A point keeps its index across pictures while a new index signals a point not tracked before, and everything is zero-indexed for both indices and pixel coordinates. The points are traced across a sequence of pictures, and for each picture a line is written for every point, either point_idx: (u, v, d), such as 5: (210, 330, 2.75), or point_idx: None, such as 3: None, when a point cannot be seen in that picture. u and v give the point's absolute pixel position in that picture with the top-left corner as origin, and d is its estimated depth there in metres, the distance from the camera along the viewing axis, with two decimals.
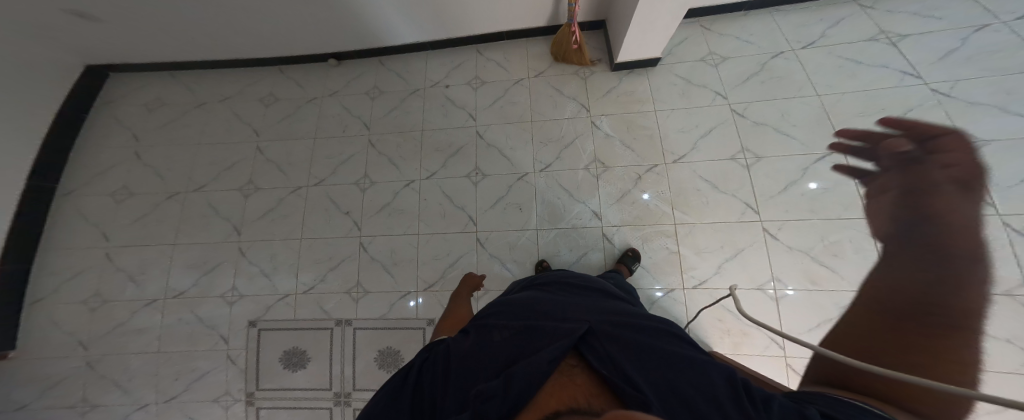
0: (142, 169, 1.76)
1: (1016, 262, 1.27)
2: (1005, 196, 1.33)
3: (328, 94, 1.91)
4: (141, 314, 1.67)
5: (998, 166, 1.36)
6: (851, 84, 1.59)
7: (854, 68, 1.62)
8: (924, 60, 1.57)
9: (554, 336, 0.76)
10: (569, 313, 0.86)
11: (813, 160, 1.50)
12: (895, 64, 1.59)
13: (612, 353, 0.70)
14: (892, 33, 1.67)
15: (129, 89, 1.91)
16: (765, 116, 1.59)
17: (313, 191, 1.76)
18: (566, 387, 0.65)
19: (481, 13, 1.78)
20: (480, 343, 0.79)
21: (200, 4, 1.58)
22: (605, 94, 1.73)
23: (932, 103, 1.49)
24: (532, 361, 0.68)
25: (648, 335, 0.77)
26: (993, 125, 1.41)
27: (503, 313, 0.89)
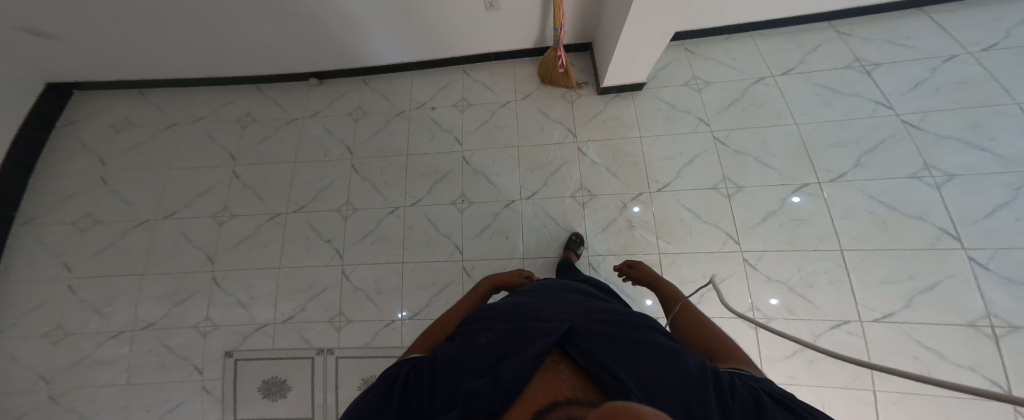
0: (108, 194, 1.67)
1: (980, 294, 1.31)
2: (970, 230, 1.38)
3: (309, 115, 1.85)
4: (106, 346, 1.58)
5: (964, 200, 1.41)
6: (828, 113, 1.63)
7: (831, 96, 1.66)
8: (896, 90, 1.62)
9: (538, 334, 0.71)
10: (556, 311, 0.82)
11: (790, 191, 1.54)
12: (869, 94, 1.64)
13: (600, 349, 0.66)
14: (867, 61, 1.72)
15: (95, 108, 1.81)
16: (746, 144, 1.63)
17: (293, 218, 1.71)
18: (552, 383, 0.61)
19: (467, 34, 1.75)
20: (463, 347, 0.74)
21: (170, 22, 1.52)
22: (591, 119, 1.73)
23: (902, 135, 1.55)
24: (518, 358, 0.64)
25: (636, 329, 0.74)
26: (959, 159, 1.47)
27: (487, 315, 0.84)
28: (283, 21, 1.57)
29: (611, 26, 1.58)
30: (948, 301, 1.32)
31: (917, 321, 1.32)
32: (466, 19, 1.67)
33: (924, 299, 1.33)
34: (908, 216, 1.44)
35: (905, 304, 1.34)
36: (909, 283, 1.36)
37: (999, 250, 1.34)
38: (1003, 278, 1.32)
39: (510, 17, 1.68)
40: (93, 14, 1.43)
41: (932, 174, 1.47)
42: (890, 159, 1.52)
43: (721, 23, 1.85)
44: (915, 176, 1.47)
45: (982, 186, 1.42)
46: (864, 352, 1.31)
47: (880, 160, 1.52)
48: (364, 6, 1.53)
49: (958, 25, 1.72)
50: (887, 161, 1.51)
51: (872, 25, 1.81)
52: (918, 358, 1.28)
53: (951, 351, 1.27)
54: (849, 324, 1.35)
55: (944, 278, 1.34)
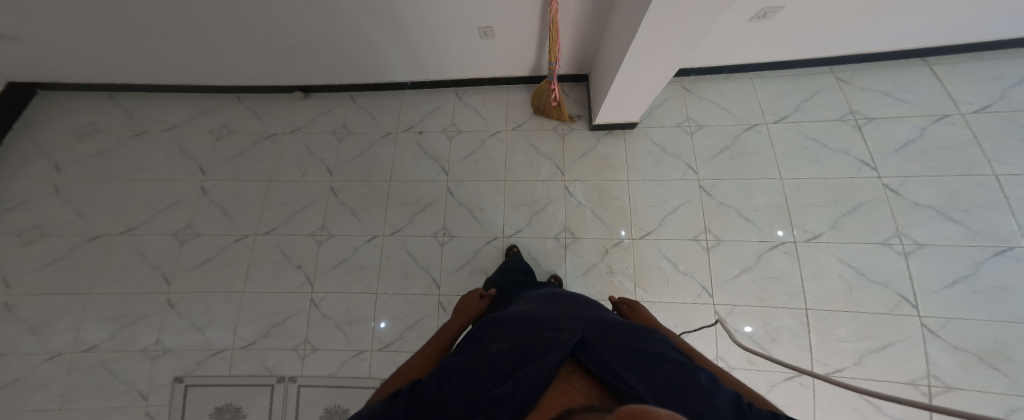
0: (62, 206, 1.59)
1: (924, 355, 1.37)
2: (929, 298, 1.42)
3: (290, 131, 1.75)
4: (40, 369, 1.46)
5: (927, 271, 1.45)
6: (814, 169, 1.63)
7: (819, 151, 1.66)
8: (884, 150, 1.62)
9: (554, 342, 0.67)
10: (569, 318, 0.79)
11: (767, 248, 1.56)
12: (857, 152, 1.63)
13: (619, 360, 0.64)
14: (860, 114, 1.69)
15: (57, 110, 1.72)
16: (730, 196, 1.63)
17: (263, 240, 1.61)
18: (571, 394, 0.58)
19: (460, 58, 1.68)
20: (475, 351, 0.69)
21: (136, 29, 1.42)
22: (580, 157, 1.72)
23: (882, 199, 1.55)
24: (537, 366, 0.60)
25: (653, 343, 0.72)
26: (929, 229, 1.49)
27: (495, 321, 0.79)
28: (263, 35, 1.48)
29: (608, 63, 1.52)
30: (896, 363, 1.37)
31: (863, 378, 1.39)
32: (458, 44, 1.59)
33: (874, 357, 1.39)
34: (873, 282, 1.47)
35: (856, 361, 1.40)
36: (862, 343, 1.42)
37: (949, 320, 1.39)
38: (949, 345, 1.37)
39: (504, 45, 1.62)
40: (51, 15, 1.33)
41: (901, 242, 1.50)
42: (864, 224, 1.54)
43: (721, 63, 1.81)
44: (886, 243, 1.50)
45: (945, 259, 1.46)
46: (812, 403, 1.39)
47: (855, 223, 1.55)
48: (349, 25, 1.45)
49: (958, 81, 1.68)
50: (860, 225, 1.54)
51: (874, 73, 1.76)
52: (857, 409, 1.37)
53: (888, 405, 1.35)
54: (801, 376, 1.42)
55: (895, 341, 1.40)
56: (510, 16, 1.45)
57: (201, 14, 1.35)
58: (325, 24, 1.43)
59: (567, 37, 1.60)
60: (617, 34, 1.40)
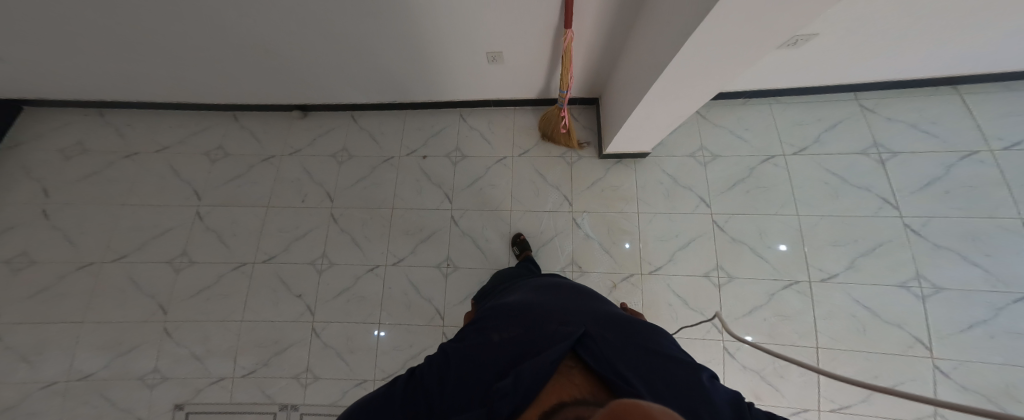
0: (49, 230, 1.54)
1: (933, 397, 1.34)
2: (944, 342, 1.38)
3: (288, 153, 1.69)
4: (33, 398, 1.43)
5: (944, 314, 1.41)
6: (832, 206, 1.59)
7: (839, 186, 1.61)
8: (907, 188, 1.56)
9: (554, 337, 0.67)
10: (571, 312, 0.78)
11: (780, 286, 1.52)
12: (878, 189, 1.58)
13: (622, 354, 0.63)
14: (884, 147, 1.63)
15: (43, 129, 1.66)
16: (744, 232, 1.59)
17: (261, 268, 1.57)
18: (572, 386, 0.57)
19: (466, 81, 1.60)
20: (477, 348, 0.70)
21: (125, 50, 1.35)
22: (589, 187, 1.67)
23: (901, 240, 1.51)
24: (537, 359, 0.59)
25: (657, 339, 0.70)
26: (948, 272, 1.45)
27: (499, 317, 0.80)
28: (260, 57, 1.40)
29: (622, 92, 1.45)
30: (902, 402, 1.35)
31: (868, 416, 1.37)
32: (464, 67, 1.52)
33: (881, 395, 1.37)
34: (888, 324, 1.43)
35: (863, 398, 1.38)
36: (870, 382, 1.39)
37: (962, 362, 1.35)
38: (958, 386, 1.34)
39: (513, 69, 1.54)
40: (34, 36, 1.25)
41: (920, 285, 1.45)
42: (883, 264, 1.49)
43: (739, 89, 1.73)
44: (903, 286, 1.46)
45: (963, 304, 1.41)
46: None
47: (874, 264, 1.50)
48: (349, 48, 1.37)
49: (989, 114, 1.60)
50: (879, 266, 1.49)
51: (901, 102, 1.68)
52: None
53: None
54: (807, 412, 1.39)
55: (904, 380, 1.37)
56: (521, 40, 1.37)
57: (192, 35, 1.28)
58: (324, 46, 1.35)
59: (580, 61, 1.52)
60: (634, 64, 1.32)
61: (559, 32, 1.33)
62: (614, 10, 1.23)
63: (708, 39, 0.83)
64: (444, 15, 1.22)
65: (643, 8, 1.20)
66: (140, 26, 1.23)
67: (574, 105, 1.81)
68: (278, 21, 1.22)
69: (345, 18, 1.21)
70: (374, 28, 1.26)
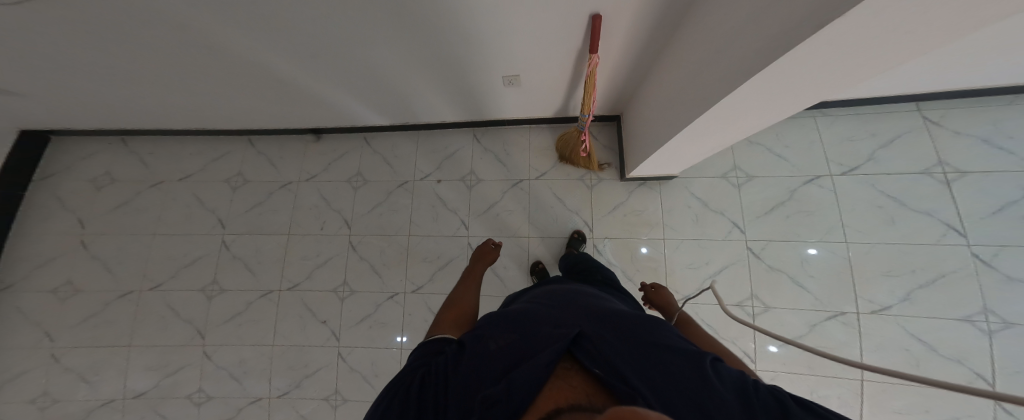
0: (90, 261, 1.64)
1: None
2: (1009, 380, 1.28)
3: (305, 179, 1.68)
4: (95, 414, 1.57)
5: (1013, 352, 1.29)
6: (887, 232, 1.46)
7: (895, 211, 1.47)
8: (976, 212, 1.40)
9: (547, 340, 0.68)
10: (565, 315, 0.79)
11: (824, 317, 1.43)
12: (942, 214, 1.43)
13: (614, 352, 0.63)
14: (950, 166, 1.46)
15: (72, 159, 1.72)
16: (782, 260, 1.49)
17: (287, 296, 1.60)
18: (565, 390, 0.57)
19: (481, 102, 1.52)
20: (474, 350, 0.70)
21: (136, 83, 1.34)
22: (610, 212, 1.61)
23: (969, 271, 1.37)
24: (528, 365, 0.60)
25: (652, 333, 0.70)
26: (1019, 306, 1.32)
27: (495, 320, 0.80)
28: (267, 85, 1.36)
29: (651, 115, 1.33)
30: None
31: None
32: (479, 89, 1.43)
33: None
34: (946, 359, 1.32)
35: None
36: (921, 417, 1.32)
37: None
38: None
39: (529, 89, 1.43)
40: (48, 75, 1.26)
41: (987, 319, 1.33)
42: (946, 297, 1.36)
43: None
44: (967, 320, 1.34)
45: None
46: None
47: (934, 298, 1.37)
48: (357, 74, 1.30)
49: None
50: (939, 299, 1.37)
51: (976, 113, 1.47)
52: None
53: None
54: None
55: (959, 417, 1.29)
56: (539, 63, 1.26)
57: (198, 65, 1.24)
58: (333, 73, 1.29)
59: (603, 80, 1.41)
60: (666, 87, 1.20)
61: (581, 53, 1.21)
62: (645, 30, 1.10)
63: (780, 77, 0.70)
64: (456, 41, 1.13)
65: (681, 27, 1.07)
66: (148, 61, 1.20)
67: (596, 122, 1.70)
68: (285, 50, 1.16)
69: (356, 46, 1.14)
70: (384, 54, 1.18)
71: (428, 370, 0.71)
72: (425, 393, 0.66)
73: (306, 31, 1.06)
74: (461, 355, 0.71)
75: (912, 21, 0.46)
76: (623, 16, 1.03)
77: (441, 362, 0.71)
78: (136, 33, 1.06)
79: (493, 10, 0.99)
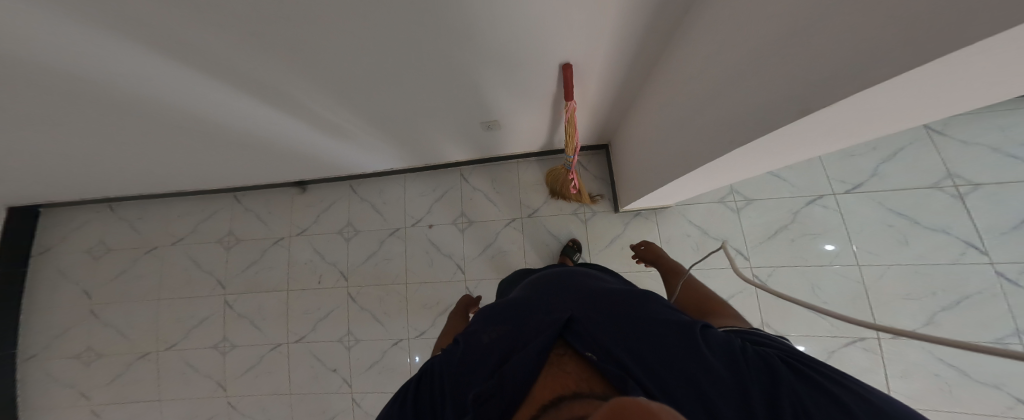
0: (103, 329, 1.71)
1: None
2: None
3: (296, 233, 1.68)
4: None
5: None
6: (900, 252, 1.39)
7: (909, 229, 1.40)
8: (995, 228, 1.33)
9: (539, 330, 0.70)
10: (557, 298, 0.81)
11: (842, 343, 1.39)
12: (958, 228, 1.36)
13: (605, 339, 0.66)
14: (962, 178, 1.38)
15: (66, 231, 1.76)
16: (793, 286, 1.45)
17: (296, 348, 1.64)
18: (560, 377, 0.59)
19: (462, 146, 1.47)
20: (471, 343, 0.72)
21: (109, 162, 1.32)
22: (608, 245, 1.57)
23: (996, 291, 1.31)
24: (522, 355, 0.63)
25: (643, 312, 0.71)
26: None
27: (489, 311, 0.82)
28: (235, 148, 1.30)
29: (640, 152, 1.26)
30: None
31: None
32: (457, 135, 1.38)
33: None
34: (982, 384, 1.27)
35: None
36: None
37: None
38: None
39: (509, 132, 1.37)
40: (22, 163, 1.24)
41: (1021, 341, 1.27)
42: (974, 318, 1.31)
43: None
44: (1001, 342, 1.29)
45: None
46: None
47: (959, 320, 1.32)
48: (330, 134, 1.26)
49: None
50: (966, 321, 1.31)
51: (982, 119, 1.39)
52: None
53: None
54: None
55: None
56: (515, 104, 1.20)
57: (161, 141, 1.19)
58: (304, 135, 1.24)
59: (586, 117, 1.34)
60: (651, 125, 1.14)
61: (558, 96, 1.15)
62: (621, 71, 1.04)
63: (765, 148, 0.65)
64: (424, 94, 1.07)
65: (658, 67, 1.01)
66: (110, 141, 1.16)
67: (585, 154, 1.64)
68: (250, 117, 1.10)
69: (321, 108, 1.08)
70: (354, 111, 1.13)
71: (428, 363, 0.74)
72: (428, 385, 0.69)
73: (268, 102, 1.01)
74: (458, 346, 0.73)
75: (891, 102, 0.42)
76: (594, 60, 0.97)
77: (440, 356, 0.74)
78: (94, 120, 1.02)
79: (457, 63, 0.93)
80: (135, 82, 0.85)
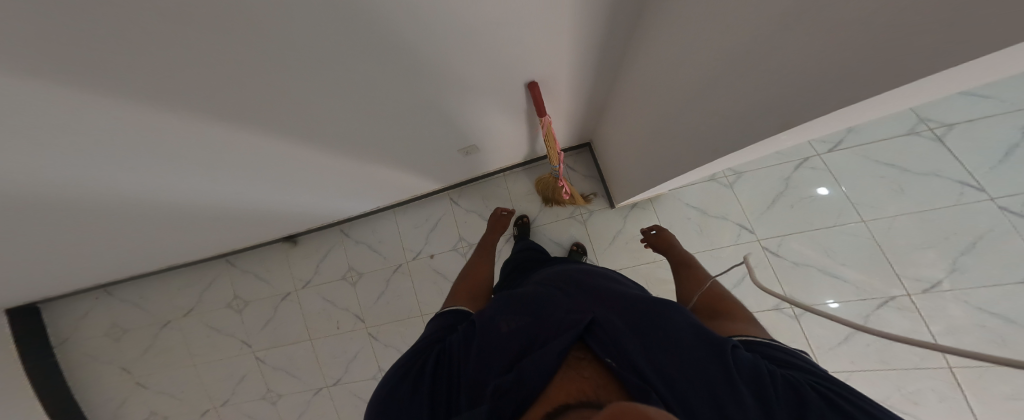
0: (156, 398, 1.79)
1: None
2: None
3: (301, 286, 1.65)
4: None
5: None
6: (898, 201, 1.23)
7: (899, 177, 1.24)
8: (986, 161, 1.18)
9: (557, 326, 0.56)
10: (578, 286, 0.66)
11: (874, 306, 1.21)
12: (949, 171, 1.20)
13: (636, 347, 0.52)
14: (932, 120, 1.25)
15: (80, 319, 1.79)
16: (808, 253, 1.29)
17: (335, 390, 1.68)
18: (577, 386, 0.46)
19: (440, 172, 1.35)
20: (482, 329, 0.59)
21: (93, 264, 1.26)
22: (612, 242, 1.47)
23: (1005, 228, 1.13)
24: (541, 355, 0.50)
25: (671, 315, 0.57)
26: None
27: (502, 295, 0.68)
28: (205, 227, 1.20)
29: (630, 149, 1.11)
30: None
31: None
32: (431, 164, 1.25)
33: None
34: None
35: None
36: None
37: None
38: None
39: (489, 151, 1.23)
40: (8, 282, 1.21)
41: None
42: (1001, 258, 1.12)
43: None
44: None
45: None
46: None
47: (984, 263, 1.13)
48: (297, 195, 1.15)
49: None
50: (991, 264, 1.13)
51: None
52: None
53: None
54: None
55: None
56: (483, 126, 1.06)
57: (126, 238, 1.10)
58: (270, 200, 1.13)
59: (565, 118, 1.18)
60: (635, 120, 0.99)
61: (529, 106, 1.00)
62: (589, 69, 0.89)
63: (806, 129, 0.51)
64: (375, 135, 0.92)
65: (628, 58, 0.85)
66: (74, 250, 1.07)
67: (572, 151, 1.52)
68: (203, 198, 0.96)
69: (271, 174, 0.95)
70: (313, 167, 0.98)
71: (433, 348, 0.63)
72: (434, 370, 0.58)
73: (215, 181, 0.88)
74: (467, 336, 0.61)
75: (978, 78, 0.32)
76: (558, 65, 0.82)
77: (446, 342, 0.62)
78: (40, 244, 0.93)
79: (399, 102, 0.79)
80: (55, 207, 0.75)
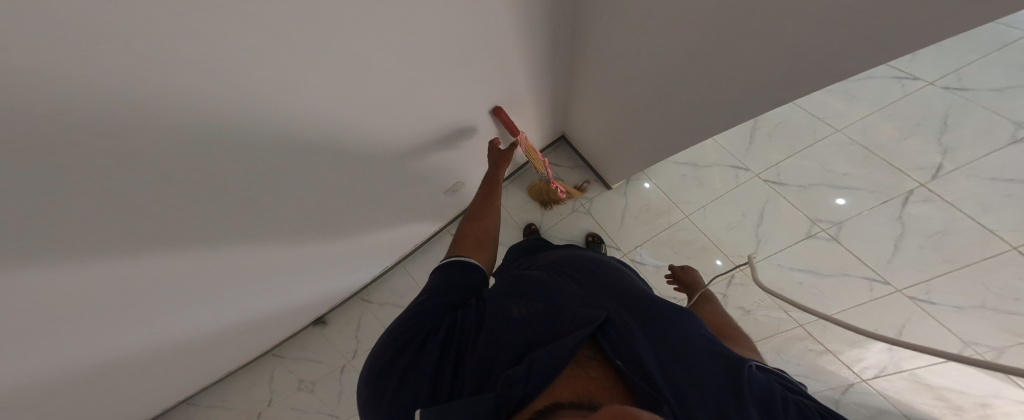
0: None
1: None
2: None
3: (351, 357, 1.70)
4: None
5: None
6: (854, 106, 1.22)
7: (844, 87, 1.24)
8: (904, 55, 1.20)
9: (572, 321, 0.51)
10: (595, 284, 0.60)
11: (900, 204, 1.12)
12: (882, 71, 1.20)
13: (647, 348, 0.47)
14: None
15: None
16: (809, 172, 1.24)
17: None
18: (585, 386, 0.43)
19: (437, 212, 1.40)
20: (491, 315, 0.53)
21: (156, 395, 1.34)
22: (623, 220, 1.46)
23: (959, 101, 1.09)
24: (556, 346, 0.45)
25: (683, 326, 0.52)
26: None
27: (514, 278, 0.62)
28: (243, 337, 1.27)
29: (613, 125, 1.13)
30: None
31: None
32: (427, 208, 1.30)
33: None
34: None
35: None
36: None
37: None
38: None
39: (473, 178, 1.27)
40: None
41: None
42: (975, 127, 1.06)
43: None
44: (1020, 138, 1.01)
45: None
46: None
47: (965, 137, 1.07)
48: (320, 284, 1.22)
49: None
50: (971, 135, 1.06)
51: None
52: None
53: None
54: None
55: None
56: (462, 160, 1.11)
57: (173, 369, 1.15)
58: (295, 299, 1.20)
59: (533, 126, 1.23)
60: (604, 98, 1.03)
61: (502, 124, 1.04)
62: (539, 71, 0.93)
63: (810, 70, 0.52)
64: (366, 206, 0.97)
65: (578, 45, 0.90)
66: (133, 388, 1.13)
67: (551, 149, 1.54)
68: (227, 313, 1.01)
69: (288, 274, 1.02)
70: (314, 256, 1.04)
71: (440, 323, 0.57)
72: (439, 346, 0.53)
73: (230, 300, 0.94)
74: (476, 319, 0.55)
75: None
76: (513, 75, 0.87)
77: (453, 318, 0.57)
78: (104, 388, 0.99)
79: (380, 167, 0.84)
80: (96, 355, 0.81)
